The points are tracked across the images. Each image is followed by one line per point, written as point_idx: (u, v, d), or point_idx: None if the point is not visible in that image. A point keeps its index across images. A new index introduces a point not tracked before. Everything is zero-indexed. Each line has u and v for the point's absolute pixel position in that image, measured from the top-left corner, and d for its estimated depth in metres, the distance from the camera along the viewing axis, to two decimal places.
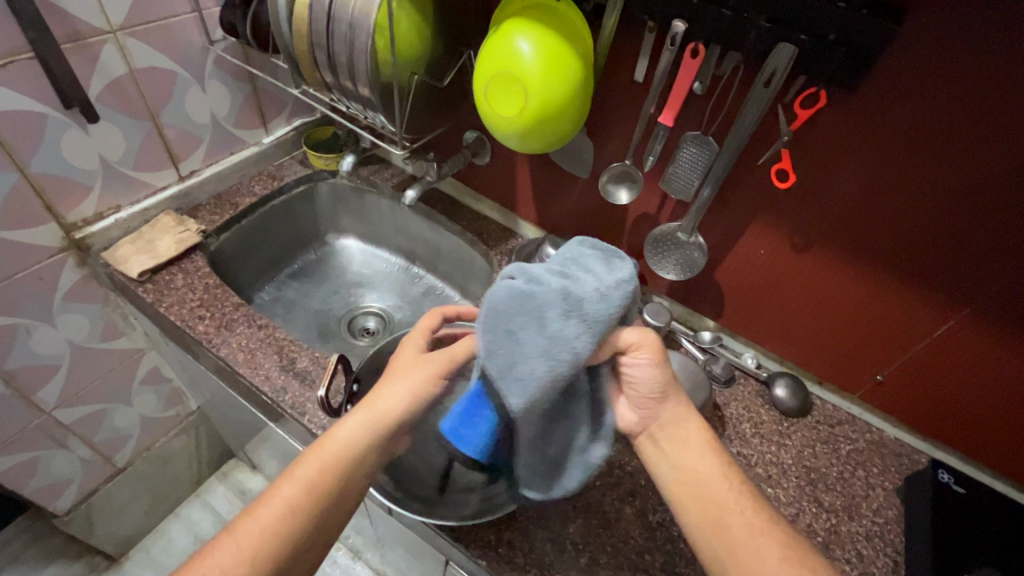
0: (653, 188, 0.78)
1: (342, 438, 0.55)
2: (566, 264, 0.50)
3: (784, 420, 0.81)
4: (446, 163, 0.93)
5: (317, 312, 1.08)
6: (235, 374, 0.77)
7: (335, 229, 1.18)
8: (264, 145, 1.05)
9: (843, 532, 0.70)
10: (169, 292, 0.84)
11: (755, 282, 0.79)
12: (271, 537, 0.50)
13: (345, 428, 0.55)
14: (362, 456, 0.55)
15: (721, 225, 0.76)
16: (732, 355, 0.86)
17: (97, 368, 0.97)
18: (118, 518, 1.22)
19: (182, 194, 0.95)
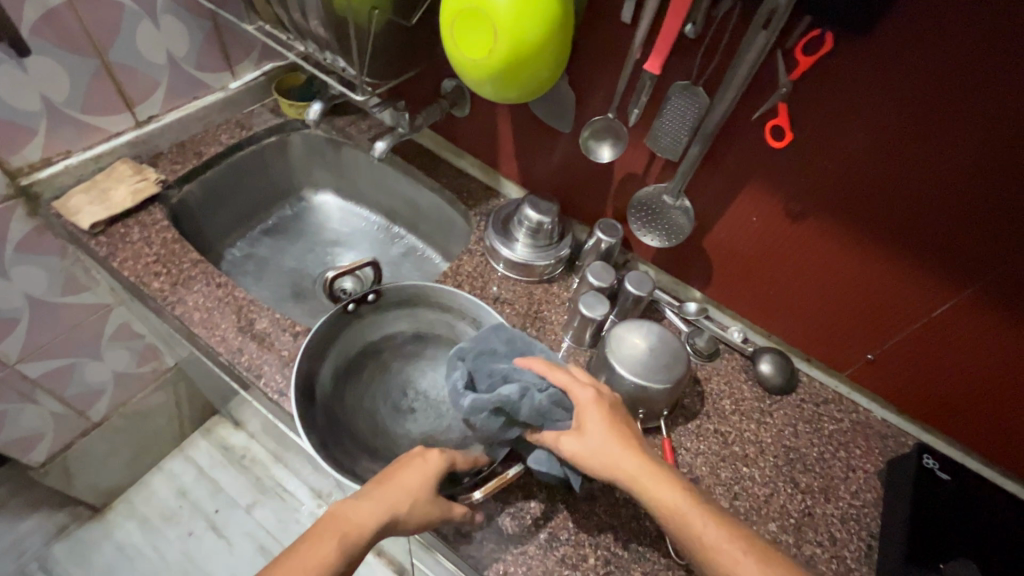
0: (639, 145, 0.71)
1: (362, 512, 0.52)
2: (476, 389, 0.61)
3: (767, 397, 0.78)
4: (420, 114, 0.86)
5: (290, 270, 1.04)
6: (191, 333, 0.74)
7: (312, 184, 1.12)
8: (230, 90, 0.98)
9: (817, 514, 0.68)
10: (124, 245, 0.79)
11: (745, 252, 0.74)
12: None
13: (358, 507, 0.52)
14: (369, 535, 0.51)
15: (712, 189, 0.70)
16: (717, 328, 0.82)
17: (61, 322, 0.94)
18: (97, 471, 1.22)
19: (141, 142, 0.89)
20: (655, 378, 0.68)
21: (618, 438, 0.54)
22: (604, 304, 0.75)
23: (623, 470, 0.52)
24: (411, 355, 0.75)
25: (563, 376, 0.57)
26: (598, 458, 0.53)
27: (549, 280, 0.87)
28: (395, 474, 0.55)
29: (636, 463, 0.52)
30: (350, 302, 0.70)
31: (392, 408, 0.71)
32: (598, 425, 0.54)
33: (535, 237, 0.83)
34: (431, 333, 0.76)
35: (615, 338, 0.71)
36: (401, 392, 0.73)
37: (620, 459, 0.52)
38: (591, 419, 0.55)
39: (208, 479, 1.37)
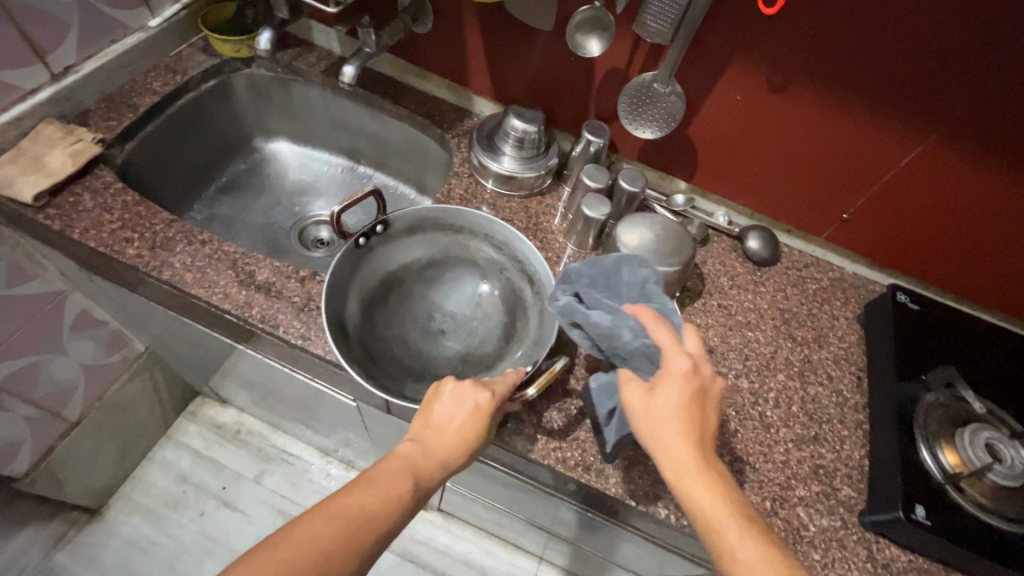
0: (622, 35, 0.71)
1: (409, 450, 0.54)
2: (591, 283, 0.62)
3: (757, 270, 0.84)
4: (384, 30, 0.79)
5: (260, 227, 0.98)
6: (186, 297, 0.69)
7: (262, 131, 1.03)
8: (151, 29, 0.86)
9: (815, 360, 0.76)
10: (79, 214, 0.71)
11: (730, 132, 0.77)
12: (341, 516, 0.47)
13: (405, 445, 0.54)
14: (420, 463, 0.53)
15: (698, 72, 0.72)
16: (705, 215, 0.86)
17: (15, 316, 0.85)
18: (86, 472, 1.15)
19: (63, 98, 0.78)
20: (666, 262, 0.71)
21: (685, 424, 0.48)
22: (606, 204, 0.77)
23: (672, 454, 0.47)
24: (431, 281, 0.75)
25: (665, 340, 0.51)
26: (649, 425, 0.49)
27: (540, 192, 0.87)
28: (442, 416, 0.56)
29: (690, 457, 0.47)
30: (360, 235, 0.69)
31: (422, 331, 0.72)
32: (672, 397, 0.49)
33: (521, 148, 0.82)
34: (445, 261, 0.75)
35: (620, 234, 0.73)
36: (428, 315, 0.73)
37: (676, 444, 0.48)
38: (667, 389, 0.50)
39: (206, 460, 1.33)
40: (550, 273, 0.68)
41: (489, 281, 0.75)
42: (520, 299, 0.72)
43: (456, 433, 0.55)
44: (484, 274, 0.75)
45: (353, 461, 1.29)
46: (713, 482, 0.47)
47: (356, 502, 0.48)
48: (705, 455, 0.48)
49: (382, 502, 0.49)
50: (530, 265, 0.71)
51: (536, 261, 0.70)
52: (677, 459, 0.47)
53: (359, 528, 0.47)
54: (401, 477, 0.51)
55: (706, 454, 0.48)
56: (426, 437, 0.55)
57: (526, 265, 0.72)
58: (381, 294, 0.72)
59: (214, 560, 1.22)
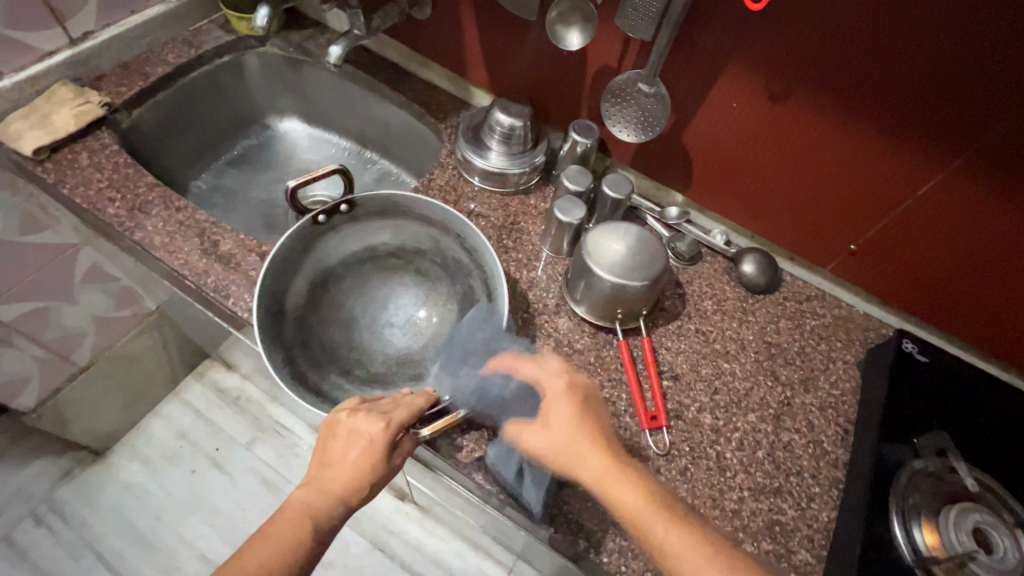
0: (610, 29, 0.66)
1: (302, 499, 0.53)
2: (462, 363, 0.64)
3: (750, 297, 0.77)
4: (377, 14, 0.78)
5: (260, 201, 1.01)
6: (153, 259, 0.71)
7: (274, 109, 1.06)
8: (172, 3, 0.90)
9: (796, 404, 0.68)
10: (74, 171, 0.75)
11: (725, 143, 0.70)
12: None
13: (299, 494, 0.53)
14: (322, 506, 0.52)
15: (690, 74, 0.66)
16: (700, 232, 0.80)
17: (26, 263, 0.91)
18: (93, 415, 1.23)
19: (80, 62, 0.82)
20: (633, 277, 0.66)
21: (583, 434, 0.57)
22: (581, 208, 0.72)
23: (590, 465, 0.55)
24: (391, 270, 0.74)
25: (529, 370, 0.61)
26: (561, 454, 0.56)
27: (525, 191, 0.83)
28: (333, 456, 0.54)
29: (605, 463, 0.55)
30: (320, 213, 0.68)
31: (369, 324, 0.71)
32: (564, 419, 0.58)
33: (507, 144, 0.79)
34: (409, 252, 0.74)
35: (587, 243, 0.68)
36: (381, 309, 0.72)
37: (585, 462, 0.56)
38: (556, 413, 0.58)
39: (205, 420, 1.39)
40: (500, 282, 0.65)
41: (451, 287, 0.73)
42: (474, 313, 0.70)
43: (349, 471, 0.53)
44: (442, 272, 0.73)
45: None
46: (621, 479, 0.54)
47: (251, 566, 0.48)
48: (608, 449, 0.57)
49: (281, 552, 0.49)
50: (490, 276, 0.68)
51: (496, 272, 0.67)
52: (585, 454, 0.56)
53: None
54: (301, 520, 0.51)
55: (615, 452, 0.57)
56: (320, 480, 0.54)
57: (488, 281, 0.69)
58: (337, 272, 0.72)
59: (197, 518, 1.27)
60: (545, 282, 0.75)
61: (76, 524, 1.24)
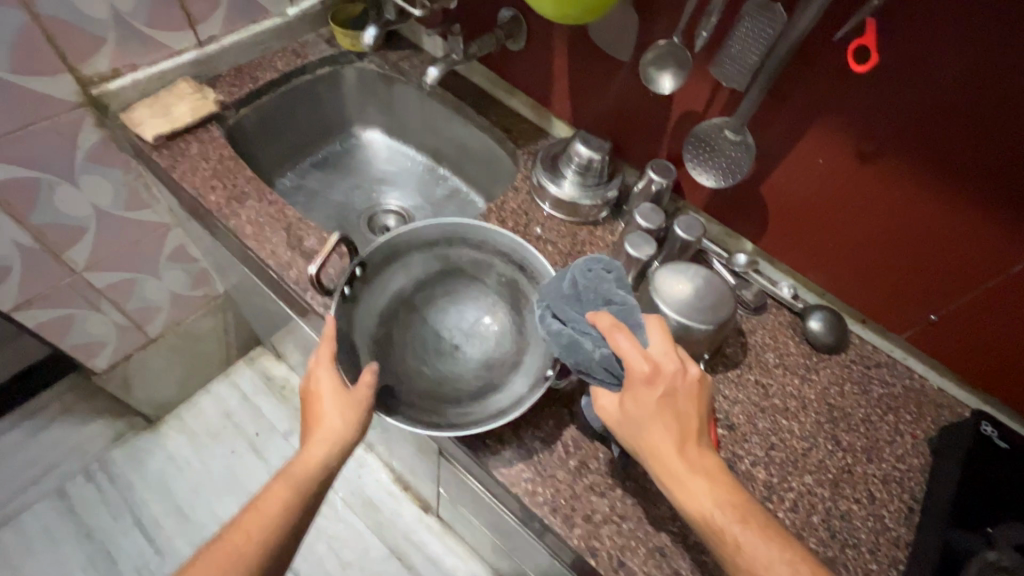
0: (701, 77, 0.67)
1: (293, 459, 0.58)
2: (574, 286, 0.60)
3: (814, 355, 0.75)
4: (475, 42, 0.83)
5: (338, 205, 1.08)
6: (243, 247, 0.77)
7: (361, 120, 1.13)
8: (288, 16, 0.98)
9: (857, 472, 0.65)
10: (184, 158, 0.82)
11: (804, 198, 0.70)
12: (248, 545, 0.54)
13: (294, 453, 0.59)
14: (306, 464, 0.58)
15: (778, 126, 0.66)
16: (766, 282, 0.79)
17: (125, 236, 0.99)
18: (153, 385, 1.31)
19: (202, 62, 0.90)
20: (701, 319, 0.66)
21: (665, 416, 0.52)
22: (651, 245, 0.72)
23: (667, 457, 0.51)
24: (422, 304, 0.76)
25: (624, 346, 0.53)
26: (637, 434, 0.52)
27: (593, 222, 0.85)
28: (318, 413, 0.60)
29: (678, 461, 0.50)
30: (345, 287, 0.67)
31: (437, 351, 0.74)
32: (644, 404, 0.52)
33: (583, 175, 0.81)
34: (456, 267, 0.77)
35: (655, 277, 0.69)
36: (438, 334, 0.75)
37: (661, 459, 0.51)
38: (639, 398, 0.52)
39: (250, 404, 1.45)
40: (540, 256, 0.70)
41: (480, 288, 0.77)
42: (520, 289, 0.74)
43: (330, 427, 0.59)
44: (475, 277, 0.77)
45: (373, 444, 1.34)
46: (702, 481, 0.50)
47: (251, 528, 0.55)
48: (688, 452, 0.51)
49: (277, 512, 0.56)
50: (515, 254, 0.73)
51: (519, 247, 0.72)
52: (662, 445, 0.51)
53: (264, 536, 0.54)
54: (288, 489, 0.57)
55: (691, 456, 0.51)
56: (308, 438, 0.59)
57: (509, 255, 0.73)
58: (393, 312, 0.74)
59: (231, 498, 1.31)
60: None
61: (120, 486, 1.30)
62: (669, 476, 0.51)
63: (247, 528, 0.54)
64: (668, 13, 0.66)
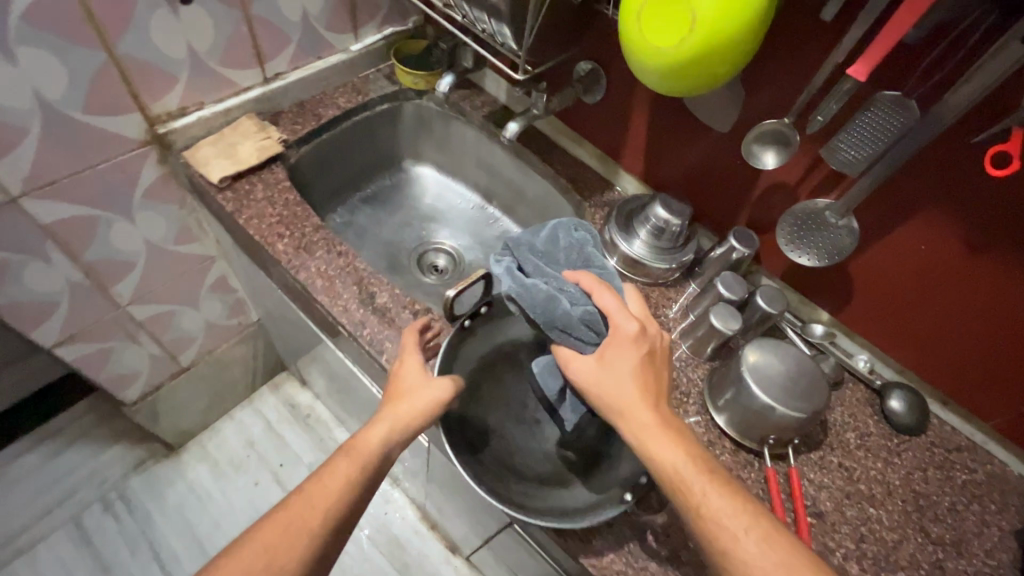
0: (803, 155, 0.66)
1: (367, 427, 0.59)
2: (549, 248, 0.67)
3: (894, 436, 0.73)
4: (555, 96, 0.81)
5: (386, 242, 1.04)
6: (311, 299, 0.74)
7: (413, 154, 1.09)
8: (352, 52, 0.95)
9: (948, 569, 0.64)
10: (249, 202, 0.79)
11: (898, 280, 0.68)
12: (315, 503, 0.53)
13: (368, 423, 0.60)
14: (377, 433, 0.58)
15: (880, 209, 0.65)
16: (843, 355, 0.77)
17: (171, 269, 0.96)
18: (179, 413, 1.27)
19: (266, 98, 0.88)
20: (793, 405, 0.63)
21: (639, 378, 0.58)
22: (737, 320, 0.71)
23: (638, 413, 0.55)
24: (499, 370, 0.74)
25: (607, 303, 0.60)
26: (614, 389, 0.57)
27: (664, 283, 0.83)
28: (397, 390, 0.62)
29: (647, 418, 0.55)
30: (467, 319, 0.68)
31: (517, 423, 0.71)
32: (623, 361, 0.58)
33: (657, 238, 0.79)
34: (532, 333, 0.75)
35: (743, 356, 0.67)
36: (522, 406, 0.72)
37: (633, 408, 0.56)
38: (621, 360, 0.58)
39: (274, 433, 1.41)
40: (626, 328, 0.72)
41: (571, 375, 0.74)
42: None
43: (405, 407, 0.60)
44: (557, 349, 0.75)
45: (401, 481, 1.31)
46: (663, 438, 0.54)
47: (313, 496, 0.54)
48: (657, 406, 0.56)
49: (342, 481, 0.55)
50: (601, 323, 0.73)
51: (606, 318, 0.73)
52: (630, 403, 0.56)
53: (328, 505, 0.53)
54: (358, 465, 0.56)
55: (662, 414, 0.56)
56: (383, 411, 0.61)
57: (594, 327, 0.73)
58: (469, 381, 0.71)
59: None
60: (686, 386, 0.74)
61: (140, 516, 1.26)
62: (639, 435, 0.55)
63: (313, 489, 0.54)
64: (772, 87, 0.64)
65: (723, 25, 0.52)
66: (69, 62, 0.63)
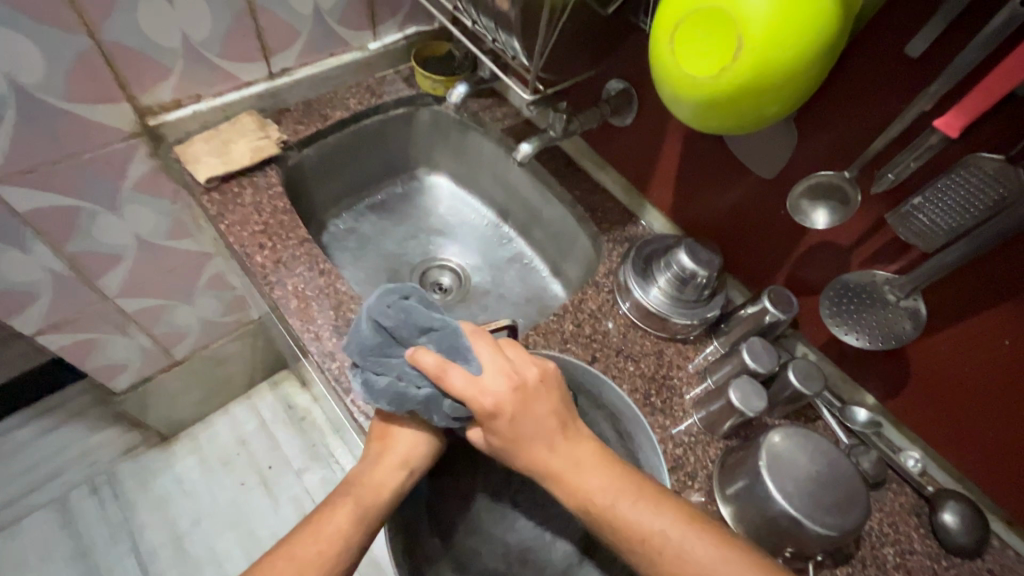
0: (866, 216, 0.54)
1: (365, 476, 0.53)
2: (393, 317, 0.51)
3: (944, 558, 0.60)
4: (577, 117, 0.72)
5: (389, 255, 0.95)
6: (285, 321, 0.67)
7: (427, 163, 1.01)
8: (368, 51, 0.89)
9: None
10: (234, 207, 0.74)
11: (969, 376, 0.56)
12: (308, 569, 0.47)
13: (363, 468, 0.54)
14: (381, 482, 0.52)
15: (958, 290, 0.53)
16: (888, 450, 0.65)
17: (163, 264, 0.92)
18: (171, 404, 1.24)
19: (270, 95, 0.82)
20: (821, 519, 0.52)
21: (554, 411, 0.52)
22: (762, 398, 0.60)
23: (561, 455, 0.51)
24: None
25: (456, 386, 0.49)
26: (516, 448, 0.51)
27: (683, 340, 0.72)
28: (392, 426, 0.55)
29: (586, 454, 0.51)
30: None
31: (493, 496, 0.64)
32: (536, 416, 0.51)
33: (679, 288, 0.68)
34: None
35: (764, 443, 0.56)
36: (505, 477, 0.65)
37: (530, 449, 0.51)
38: (539, 405, 0.51)
39: (267, 433, 1.37)
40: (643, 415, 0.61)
41: None
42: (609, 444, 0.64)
43: (410, 444, 0.54)
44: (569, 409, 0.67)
45: None
46: (592, 469, 0.51)
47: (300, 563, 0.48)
48: (564, 439, 0.52)
49: (333, 542, 0.49)
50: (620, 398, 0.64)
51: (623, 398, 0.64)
52: (556, 451, 0.51)
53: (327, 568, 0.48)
54: (356, 519, 0.51)
55: (582, 452, 0.51)
56: (374, 451, 0.54)
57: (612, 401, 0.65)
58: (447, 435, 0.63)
59: (233, 536, 1.23)
60: (694, 468, 0.64)
61: (124, 504, 1.25)
62: (569, 487, 0.50)
63: (306, 552, 0.48)
64: (834, 132, 0.53)
65: (779, 57, 0.42)
66: (45, 45, 0.59)
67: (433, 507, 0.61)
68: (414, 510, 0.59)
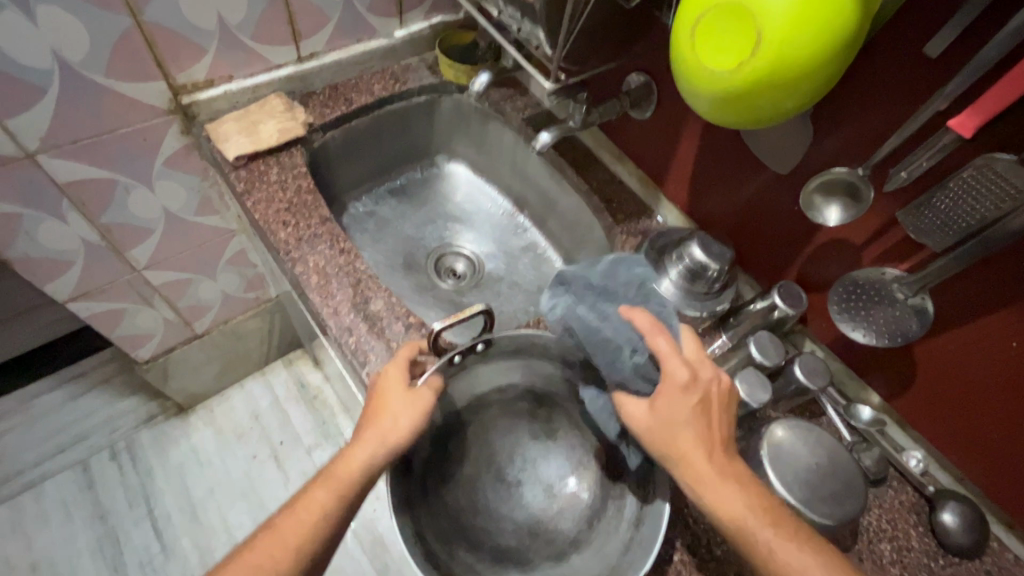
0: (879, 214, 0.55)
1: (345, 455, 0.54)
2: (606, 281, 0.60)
3: (941, 556, 0.61)
4: (597, 108, 0.73)
5: (406, 238, 0.98)
6: (305, 296, 0.70)
7: (447, 150, 1.03)
8: (394, 38, 0.91)
9: None
10: (261, 185, 0.76)
11: (975, 377, 0.56)
12: (291, 539, 0.51)
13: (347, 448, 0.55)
14: (355, 460, 0.53)
15: (967, 291, 0.53)
16: (891, 448, 0.65)
17: (189, 239, 0.95)
18: (191, 376, 1.28)
19: (298, 78, 0.84)
20: (818, 509, 0.53)
21: (703, 414, 0.52)
22: (766, 391, 0.61)
23: (698, 464, 0.50)
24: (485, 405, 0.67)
25: (663, 348, 0.52)
26: (671, 446, 0.51)
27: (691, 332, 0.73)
28: (373, 408, 0.56)
29: (718, 473, 0.50)
30: (457, 354, 0.59)
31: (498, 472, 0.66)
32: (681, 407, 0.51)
33: (691, 281, 0.69)
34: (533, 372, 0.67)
35: (766, 436, 0.57)
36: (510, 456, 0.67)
37: (674, 431, 0.51)
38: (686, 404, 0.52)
39: (280, 409, 1.41)
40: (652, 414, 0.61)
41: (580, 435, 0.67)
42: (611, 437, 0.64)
43: (386, 423, 0.54)
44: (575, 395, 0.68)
45: None
46: (717, 480, 0.50)
47: (290, 531, 0.51)
48: (711, 448, 0.51)
49: (314, 516, 0.52)
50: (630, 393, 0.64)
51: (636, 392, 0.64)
52: (695, 458, 0.50)
53: (303, 542, 0.51)
54: (335, 496, 0.53)
55: (716, 458, 0.51)
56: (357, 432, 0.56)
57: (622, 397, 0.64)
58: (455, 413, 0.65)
59: (244, 507, 1.27)
60: None
61: (142, 470, 1.29)
62: (699, 489, 0.49)
63: (295, 521, 0.52)
64: (850, 130, 0.54)
65: (796, 47, 0.43)
66: (90, 22, 0.61)
67: (440, 481, 0.64)
68: (422, 482, 0.62)
